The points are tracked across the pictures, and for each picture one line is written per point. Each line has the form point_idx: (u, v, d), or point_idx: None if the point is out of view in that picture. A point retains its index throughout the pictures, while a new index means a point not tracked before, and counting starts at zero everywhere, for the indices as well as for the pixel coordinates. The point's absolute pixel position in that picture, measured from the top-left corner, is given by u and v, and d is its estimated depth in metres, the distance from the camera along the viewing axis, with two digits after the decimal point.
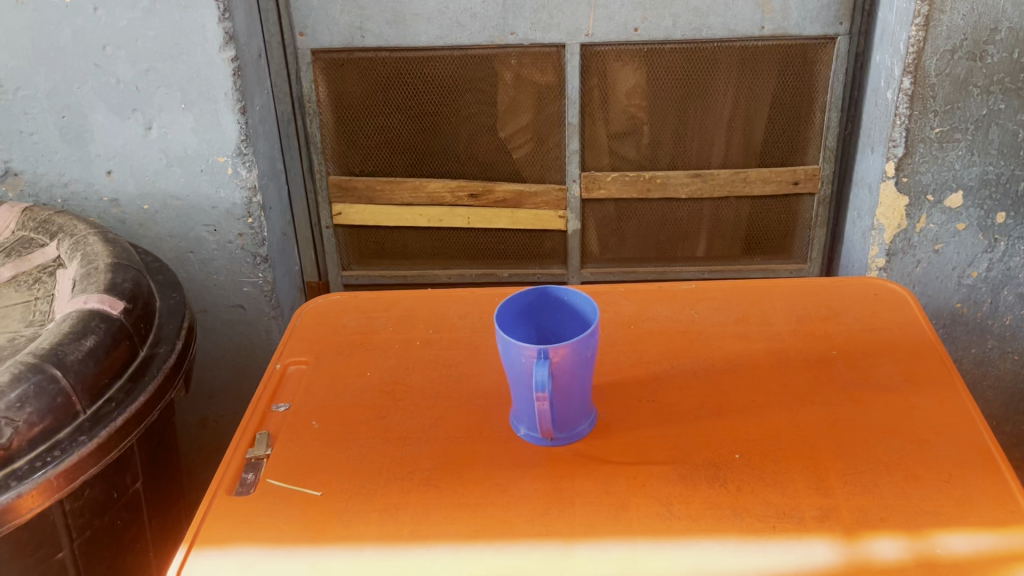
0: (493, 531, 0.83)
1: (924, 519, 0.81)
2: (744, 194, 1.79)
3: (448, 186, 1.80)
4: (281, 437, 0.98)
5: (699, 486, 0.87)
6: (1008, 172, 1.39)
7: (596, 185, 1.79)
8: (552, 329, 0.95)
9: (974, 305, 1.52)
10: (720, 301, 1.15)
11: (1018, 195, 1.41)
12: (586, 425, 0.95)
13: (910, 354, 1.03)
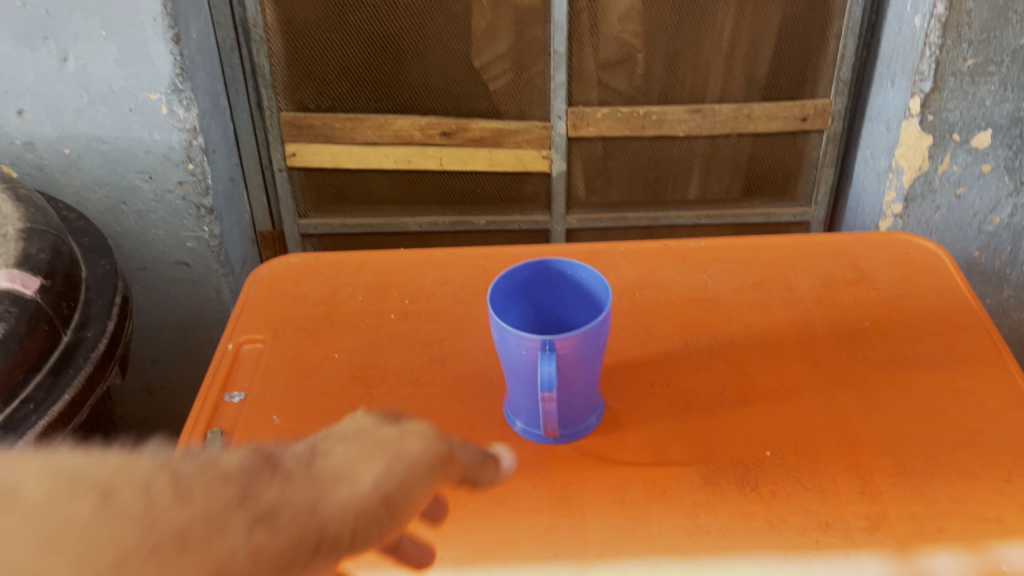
0: (492, 553, 0.71)
1: (984, 531, 0.72)
2: (747, 131, 1.64)
3: (417, 124, 1.63)
4: (237, 435, 0.84)
5: (727, 492, 0.76)
6: None
7: (584, 122, 1.63)
8: (552, 309, 0.82)
9: (994, 254, 1.37)
10: (733, 263, 1.03)
11: None
12: (594, 418, 0.82)
13: (952, 325, 0.91)
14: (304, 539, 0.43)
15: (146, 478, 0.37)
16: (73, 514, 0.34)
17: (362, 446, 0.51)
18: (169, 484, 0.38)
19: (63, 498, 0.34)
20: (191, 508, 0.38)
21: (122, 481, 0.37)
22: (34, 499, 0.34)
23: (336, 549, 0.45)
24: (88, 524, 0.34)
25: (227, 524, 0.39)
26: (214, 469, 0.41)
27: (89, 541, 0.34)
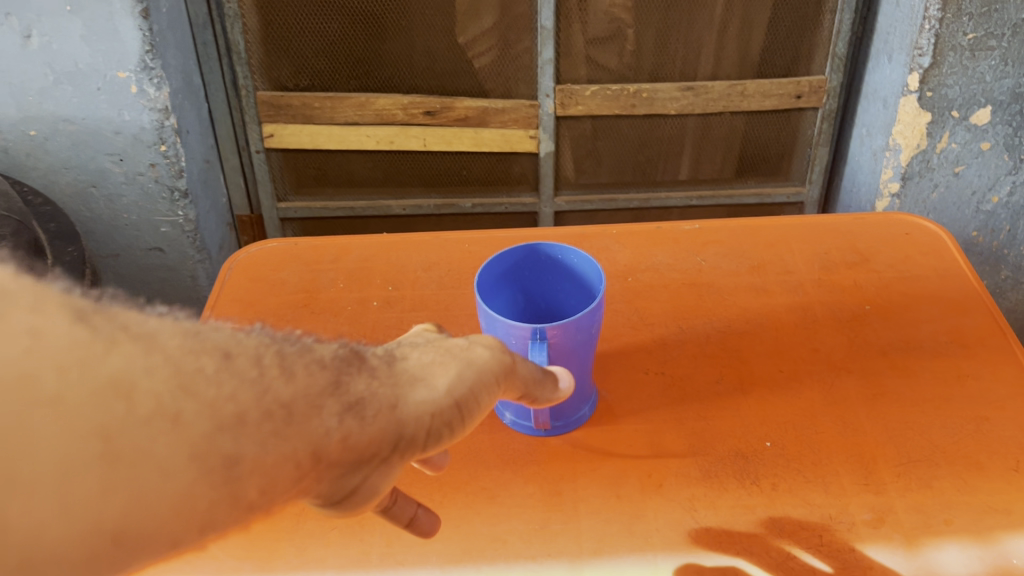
0: (482, 552, 0.68)
1: (993, 523, 0.69)
2: (740, 109, 1.60)
3: (399, 103, 1.58)
4: None
5: (727, 485, 0.73)
6: None
7: (573, 100, 1.59)
8: (543, 294, 0.78)
9: (991, 233, 1.33)
10: (729, 245, 1.00)
11: None
12: (587, 409, 0.80)
13: (955, 309, 0.88)
14: (379, 436, 0.41)
15: (257, 350, 0.35)
16: (204, 367, 0.31)
17: (439, 348, 0.48)
18: (276, 359, 0.36)
19: (198, 351, 0.32)
20: (295, 385, 0.36)
21: (242, 347, 0.34)
22: (171, 346, 0.31)
23: (407, 449, 0.43)
24: (220, 381, 0.32)
25: (322, 403, 0.37)
26: (311, 353, 0.39)
27: (219, 397, 0.31)
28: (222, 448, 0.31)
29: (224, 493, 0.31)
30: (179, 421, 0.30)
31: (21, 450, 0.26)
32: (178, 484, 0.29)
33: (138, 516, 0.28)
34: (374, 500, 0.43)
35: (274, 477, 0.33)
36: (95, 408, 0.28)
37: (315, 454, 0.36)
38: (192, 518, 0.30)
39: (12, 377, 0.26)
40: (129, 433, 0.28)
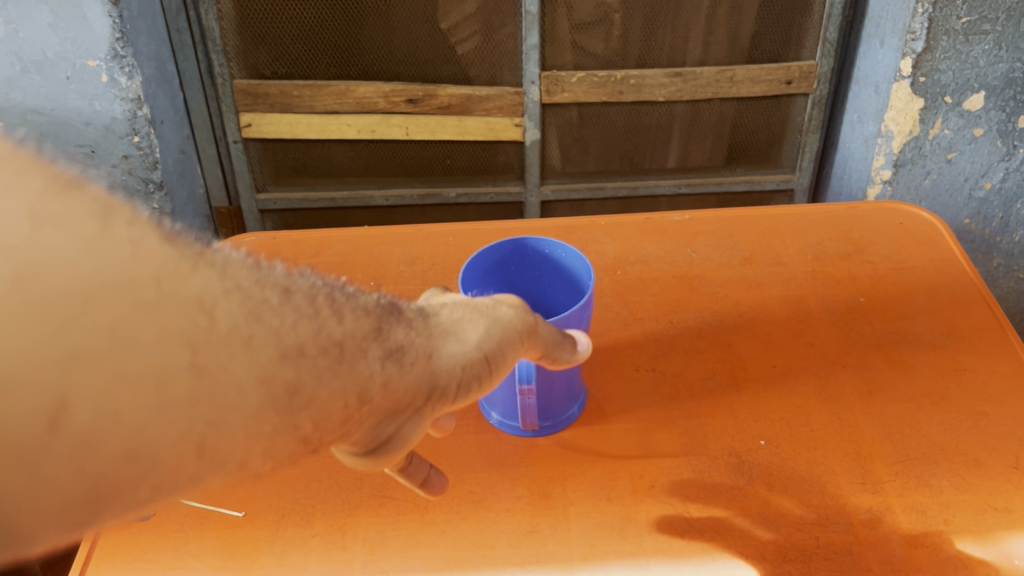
0: (469, 559, 0.66)
1: (994, 522, 0.67)
2: (730, 95, 1.58)
3: (380, 91, 1.55)
4: None
5: (721, 486, 0.71)
6: None
7: (559, 87, 1.55)
8: (530, 290, 0.76)
9: (984, 220, 1.30)
10: (720, 236, 0.97)
11: None
12: (576, 408, 0.77)
13: (951, 300, 0.86)
14: (415, 387, 0.42)
15: (312, 287, 0.37)
16: (271, 298, 0.33)
17: (470, 307, 0.49)
18: (328, 298, 0.38)
19: (263, 283, 0.34)
20: (345, 327, 0.37)
21: (298, 284, 0.36)
22: (239, 273, 0.33)
23: (439, 400, 0.44)
24: (284, 315, 0.33)
25: (367, 347, 0.39)
26: (355, 298, 0.40)
27: (285, 327, 0.33)
28: (286, 377, 0.33)
29: (284, 418, 0.33)
30: (251, 344, 0.31)
31: (134, 350, 0.27)
32: (244, 405, 0.31)
33: (206, 430, 0.30)
34: (405, 453, 0.44)
35: (323, 410, 0.35)
36: (181, 320, 0.29)
37: (360, 396, 0.38)
38: (259, 439, 0.32)
39: (123, 278, 0.27)
40: (213, 350, 0.30)
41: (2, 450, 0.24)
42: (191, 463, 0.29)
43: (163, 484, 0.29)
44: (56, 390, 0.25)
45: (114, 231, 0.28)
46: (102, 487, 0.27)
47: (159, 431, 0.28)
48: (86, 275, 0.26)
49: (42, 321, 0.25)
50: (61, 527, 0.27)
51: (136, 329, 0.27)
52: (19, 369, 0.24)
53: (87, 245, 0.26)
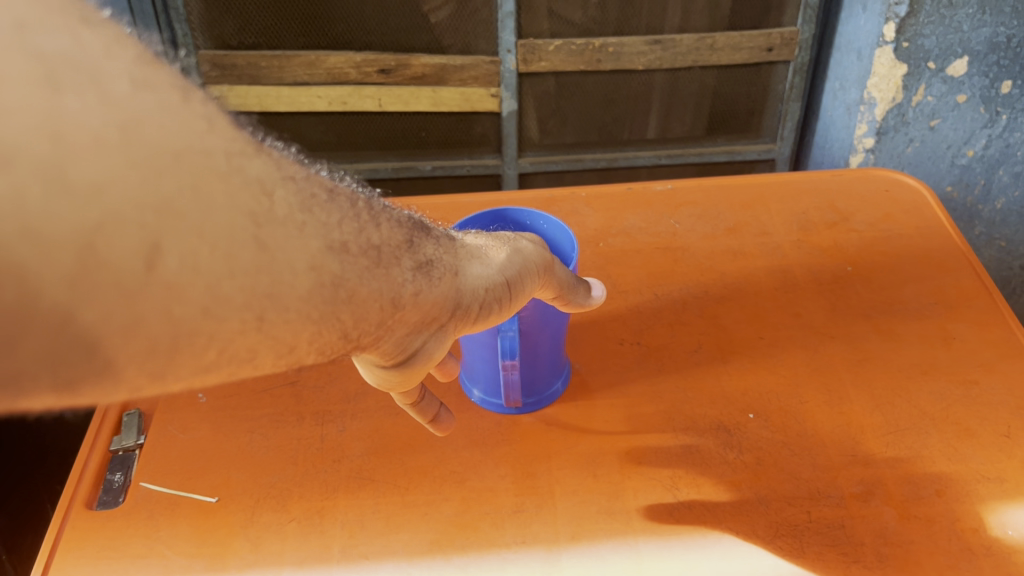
0: (451, 541, 0.63)
1: (987, 493, 0.65)
2: (710, 63, 1.55)
3: (351, 61, 1.51)
4: (157, 419, 0.75)
5: (709, 461, 0.69)
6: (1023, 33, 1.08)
7: (536, 55, 1.51)
8: None
9: (965, 188, 1.25)
10: (703, 207, 0.95)
11: None
12: (560, 383, 0.75)
13: (939, 268, 0.85)
14: (442, 302, 0.49)
15: (352, 196, 0.43)
16: (318, 196, 0.39)
17: (484, 241, 0.57)
18: (366, 207, 0.44)
19: (309, 182, 0.39)
20: (383, 233, 0.44)
21: (342, 191, 0.42)
22: (289, 170, 0.38)
23: (461, 318, 0.52)
24: (328, 212, 0.39)
25: (401, 259, 0.45)
26: (390, 214, 0.47)
27: (330, 223, 0.39)
28: (332, 270, 0.39)
29: (327, 303, 0.39)
30: (303, 229, 0.37)
31: (219, 214, 0.32)
32: (296, 285, 0.37)
33: (263, 297, 0.35)
34: (429, 364, 0.51)
35: (366, 309, 0.42)
36: (247, 195, 0.34)
37: (393, 302, 0.44)
38: (310, 317, 0.38)
39: (205, 149, 0.32)
40: (272, 227, 0.35)
41: (125, 280, 0.29)
42: (249, 326, 0.35)
43: (227, 341, 0.34)
44: (154, 238, 0.30)
45: (198, 115, 0.33)
46: (185, 331, 0.32)
47: (231, 290, 0.33)
48: (179, 144, 0.31)
49: (154, 177, 0.30)
50: (151, 360, 0.32)
51: (221, 196, 0.32)
52: (137, 215, 0.29)
53: (180, 121, 0.32)
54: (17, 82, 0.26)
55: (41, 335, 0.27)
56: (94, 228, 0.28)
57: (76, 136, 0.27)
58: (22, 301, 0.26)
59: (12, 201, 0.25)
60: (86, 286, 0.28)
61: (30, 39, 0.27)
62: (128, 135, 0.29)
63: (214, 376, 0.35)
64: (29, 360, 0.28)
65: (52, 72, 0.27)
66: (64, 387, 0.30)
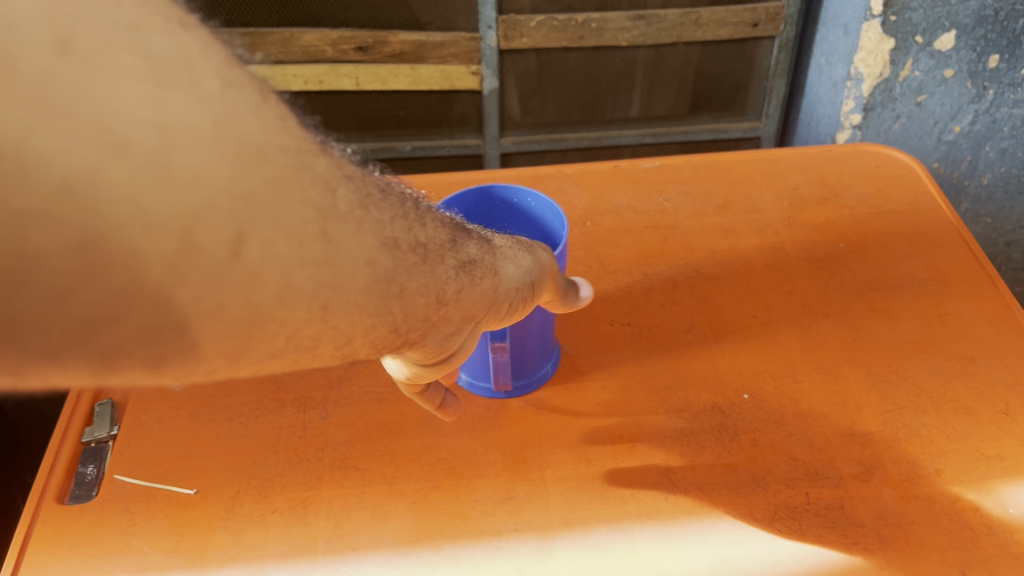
0: (441, 530, 0.61)
1: (987, 472, 0.64)
2: (694, 39, 1.52)
3: (327, 38, 1.48)
4: (131, 410, 0.72)
5: (705, 443, 0.67)
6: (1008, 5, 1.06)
7: (517, 32, 1.48)
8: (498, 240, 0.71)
9: (952, 165, 1.26)
10: (692, 184, 0.93)
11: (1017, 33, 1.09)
12: (549, 365, 0.73)
13: (932, 243, 0.84)
14: (481, 299, 0.48)
15: (399, 194, 0.42)
16: (373, 193, 0.38)
17: (508, 240, 0.55)
18: (412, 203, 0.43)
19: (366, 181, 0.38)
20: (428, 230, 0.43)
21: (390, 187, 0.41)
22: (346, 165, 0.38)
23: (492, 315, 0.51)
24: (383, 211, 0.38)
25: (447, 257, 0.43)
26: (432, 210, 0.45)
27: (384, 220, 0.38)
28: (385, 265, 0.38)
29: (382, 298, 0.38)
30: (362, 223, 0.36)
31: (295, 205, 0.32)
32: (357, 280, 0.36)
33: (329, 286, 0.35)
34: (461, 355, 0.51)
35: (413, 305, 0.41)
36: (317, 189, 0.34)
37: (438, 298, 0.43)
38: (366, 309, 0.38)
39: (284, 144, 0.32)
40: (338, 223, 0.35)
41: (212, 266, 0.29)
42: (313, 317, 0.35)
43: (296, 330, 0.35)
44: (239, 225, 0.30)
45: (276, 114, 0.33)
46: (260, 316, 0.32)
47: (302, 279, 0.33)
48: (261, 137, 0.31)
49: (241, 170, 0.30)
50: (231, 341, 0.32)
51: (300, 188, 0.33)
52: (225, 206, 0.29)
53: (262, 118, 0.31)
54: (129, 75, 0.26)
55: (141, 310, 0.28)
56: (190, 216, 0.28)
57: (181, 132, 0.27)
58: (126, 276, 0.27)
59: (125, 188, 0.26)
60: (182, 267, 0.28)
61: (140, 38, 0.27)
62: (220, 127, 0.29)
63: (278, 363, 0.36)
64: (130, 336, 0.29)
65: (161, 69, 0.27)
66: (152, 360, 0.30)
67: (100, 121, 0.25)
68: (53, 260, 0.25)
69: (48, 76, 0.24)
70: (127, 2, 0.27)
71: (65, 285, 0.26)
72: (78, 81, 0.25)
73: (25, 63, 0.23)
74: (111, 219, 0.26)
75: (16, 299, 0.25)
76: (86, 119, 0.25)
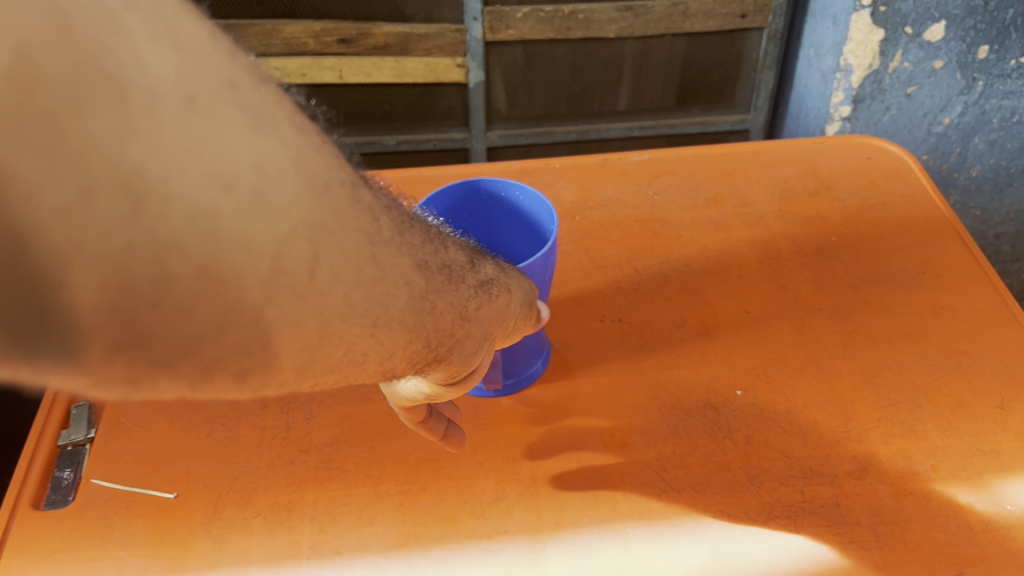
0: (428, 533, 0.60)
1: (983, 467, 0.63)
2: (682, 31, 1.50)
3: (309, 30, 1.45)
4: (109, 412, 0.70)
5: (698, 441, 0.66)
6: None
7: (503, 23, 1.46)
8: (487, 234, 0.70)
9: (941, 156, 1.25)
10: (682, 177, 0.92)
11: (1006, 24, 1.08)
12: (540, 363, 0.71)
13: (925, 236, 0.83)
14: (494, 316, 0.48)
15: (419, 216, 0.41)
16: (403, 216, 0.37)
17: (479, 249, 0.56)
18: (430, 225, 0.42)
19: (394, 205, 0.38)
20: (449, 250, 0.42)
21: (412, 210, 0.40)
22: (374, 189, 0.37)
23: (504, 331, 0.52)
24: (414, 231, 0.37)
25: (468, 276, 0.43)
26: (448, 233, 0.45)
27: (416, 240, 0.37)
28: (421, 284, 0.36)
29: (420, 316, 0.37)
30: (403, 242, 0.35)
31: (355, 230, 0.32)
32: (401, 298, 0.35)
33: (382, 304, 0.34)
34: (481, 374, 0.52)
35: (442, 322, 0.40)
36: (367, 212, 0.33)
37: (460, 315, 0.42)
38: (409, 327, 0.36)
39: (345, 175, 0.32)
40: (384, 246, 0.34)
41: (295, 292, 0.29)
42: (365, 333, 0.33)
43: (354, 350, 0.33)
44: (318, 251, 0.29)
45: (334, 151, 0.33)
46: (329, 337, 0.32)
47: (360, 299, 0.32)
48: (331, 170, 0.31)
49: (321, 200, 0.29)
50: (305, 359, 0.31)
51: (356, 217, 0.32)
52: (308, 237, 0.29)
53: (329, 153, 0.31)
54: (235, 121, 0.26)
55: (237, 330, 0.28)
56: (280, 245, 0.28)
57: (277, 170, 0.27)
58: (230, 298, 0.27)
59: (231, 223, 0.26)
60: (276, 289, 0.28)
61: (243, 91, 0.27)
62: (308, 165, 0.29)
63: (332, 377, 0.34)
64: (223, 355, 0.28)
65: (257, 114, 0.27)
66: (238, 375, 0.30)
67: (220, 163, 0.25)
68: (175, 284, 0.25)
69: (179, 123, 0.24)
70: (226, 55, 0.27)
71: (179, 305, 0.26)
72: (203, 130, 0.25)
73: (162, 111, 0.23)
74: (218, 251, 0.26)
75: (141, 319, 0.25)
76: (207, 161, 0.25)
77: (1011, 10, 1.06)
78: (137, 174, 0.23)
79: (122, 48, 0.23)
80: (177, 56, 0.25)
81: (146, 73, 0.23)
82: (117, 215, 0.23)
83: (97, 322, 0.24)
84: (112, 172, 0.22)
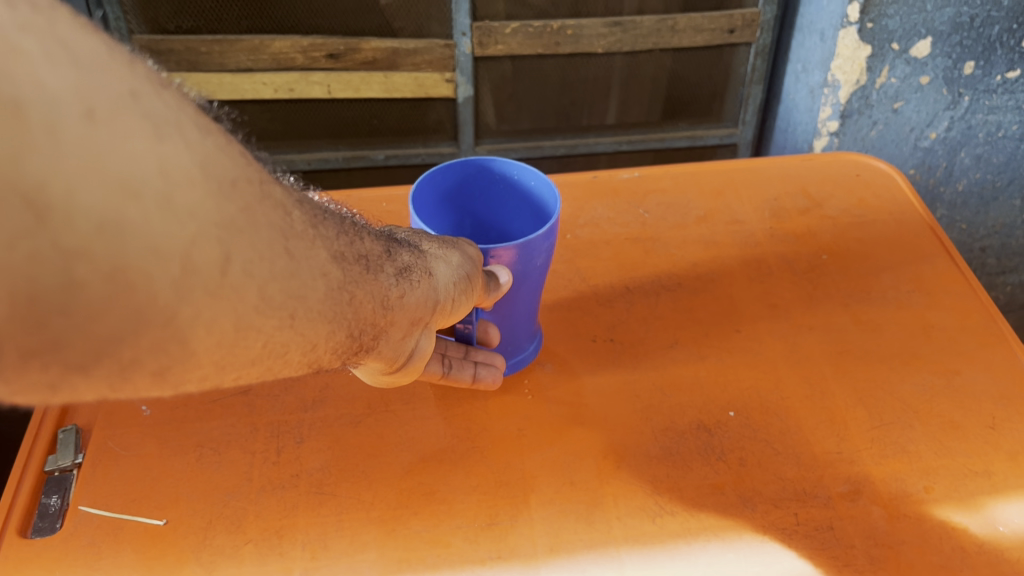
0: (422, 559, 0.59)
1: (975, 488, 0.63)
2: (670, 45, 1.51)
3: (297, 45, 1.45)
4: (97, 436, 0.69)
5: (691, 463, 0.65)
6: (982, 13, 1.07)
7: (491, 38, 1.46)
8: (494, 214, 0.71)
9: (928, 171, 1.26)
10: (672, 194, 0.92)
11: (991, 40, 1.10)
12: (532, 347, 0.74)
13: (913, 254, 0.83)
14: (425, 302, 0.53)
15: (337, 215, 0.47)
16: (317, 215, 0.44)
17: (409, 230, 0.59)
18: (349, 222, 0.48)
19: (309, 205, 0.44)
20: (368, 244, 0.48)
21: (329, 210, 0.47)
22: (290, 192, 0.43)
23: (442, 315, 0.56)
24: (328, 229, 0.44)
25: (387, 266, 0.48)
26: (369, 228, 0.51)
27: (330, 236, 0.44)
28: (334, 277, 0.43)
29: (338, 306, 0.43)
30: (312, 240, 0.41)
31: (261, 226, 0.38)
32: (316, 291, 0.41)
33: (294, 298, 0.40)
34: (427, 357, 0.57)
35: (361, 312, 0.46)
36: (276, 211, 0.39)
37: (382, 305, 0.48)
38: (325, 318, 0.42)
39: (247, 176, 0.38)
40: (296, 240, 0.40)
41: (203, 285, 0.34)
42: (284, 325, 0.40)
43: (270, 338, 0.39)
44: (225, 248, 0.35)
45: (238, 154, 0.38)
46: (243, 326, 0.37)
47: (273, 292, 0.38)
48: (233, 171, 0.36)
49: (221, 200, 0.35)
50: (220, 351, 0.37)
51: (266, 214, 0.38)
52: (212, 233, 0.34)
53: (232, 157, 0.37)
54: (132, 131, 0.31)
55: (151, 331, 0.33)
56: (188, 242, 0.33)
57: (177, 173, 0.33)
58: (141, 301, 0.32)
59: (138, 226, 0.31)
60: (185, 289, 0.33)
61: (140, 102, 0.32)
62: (211, 168, 0.35)
63: (256, 369, 0.40)
64: (143, 352, 0.34)
65: (156, 124, 0.32)
66: (157, 373, 0.35)
67: (122, 170, 0.30)
68: (83, 292, 0.30)
69: (81, 136, 0.29)
70: (122, 71, 0.32)
71: (90, 310, 0.31)
72: (103, 140, 0.30)
73: (60, 128, 0.28)
74: (126, 252, 0.31)
75: (52, 326, 0.30)
76: (110, 172, 0.30)
77: (997, 26, 1.08)
78: (39, 189, 0.28)
79: (21, 78, 0.28)
80: (75, 76, 0.30)
81: (43, 94, 0.28)
82: (23, 226, 0.28)
83: (11, 329, 0.29)
84: (15, 188, 0.27)
